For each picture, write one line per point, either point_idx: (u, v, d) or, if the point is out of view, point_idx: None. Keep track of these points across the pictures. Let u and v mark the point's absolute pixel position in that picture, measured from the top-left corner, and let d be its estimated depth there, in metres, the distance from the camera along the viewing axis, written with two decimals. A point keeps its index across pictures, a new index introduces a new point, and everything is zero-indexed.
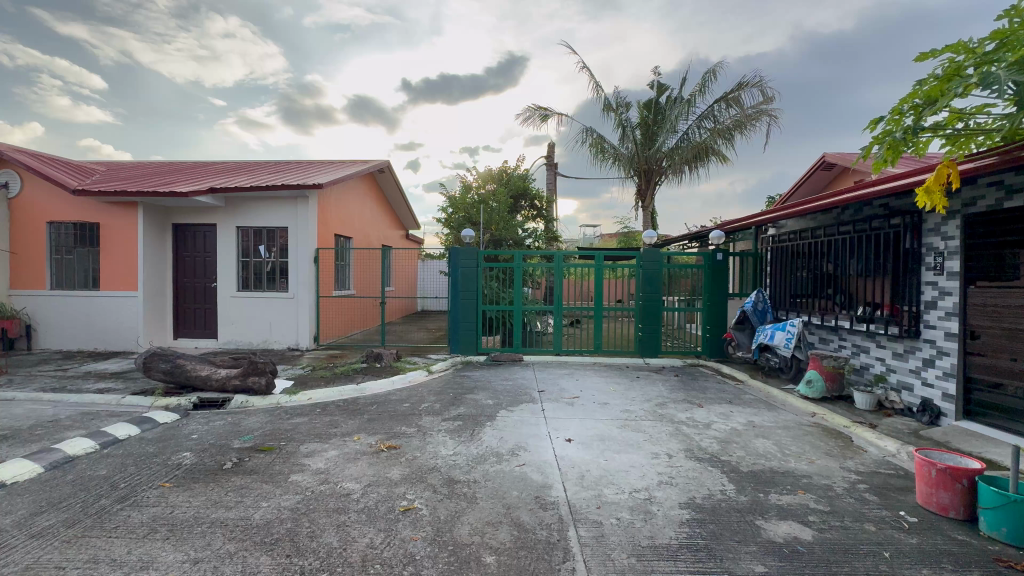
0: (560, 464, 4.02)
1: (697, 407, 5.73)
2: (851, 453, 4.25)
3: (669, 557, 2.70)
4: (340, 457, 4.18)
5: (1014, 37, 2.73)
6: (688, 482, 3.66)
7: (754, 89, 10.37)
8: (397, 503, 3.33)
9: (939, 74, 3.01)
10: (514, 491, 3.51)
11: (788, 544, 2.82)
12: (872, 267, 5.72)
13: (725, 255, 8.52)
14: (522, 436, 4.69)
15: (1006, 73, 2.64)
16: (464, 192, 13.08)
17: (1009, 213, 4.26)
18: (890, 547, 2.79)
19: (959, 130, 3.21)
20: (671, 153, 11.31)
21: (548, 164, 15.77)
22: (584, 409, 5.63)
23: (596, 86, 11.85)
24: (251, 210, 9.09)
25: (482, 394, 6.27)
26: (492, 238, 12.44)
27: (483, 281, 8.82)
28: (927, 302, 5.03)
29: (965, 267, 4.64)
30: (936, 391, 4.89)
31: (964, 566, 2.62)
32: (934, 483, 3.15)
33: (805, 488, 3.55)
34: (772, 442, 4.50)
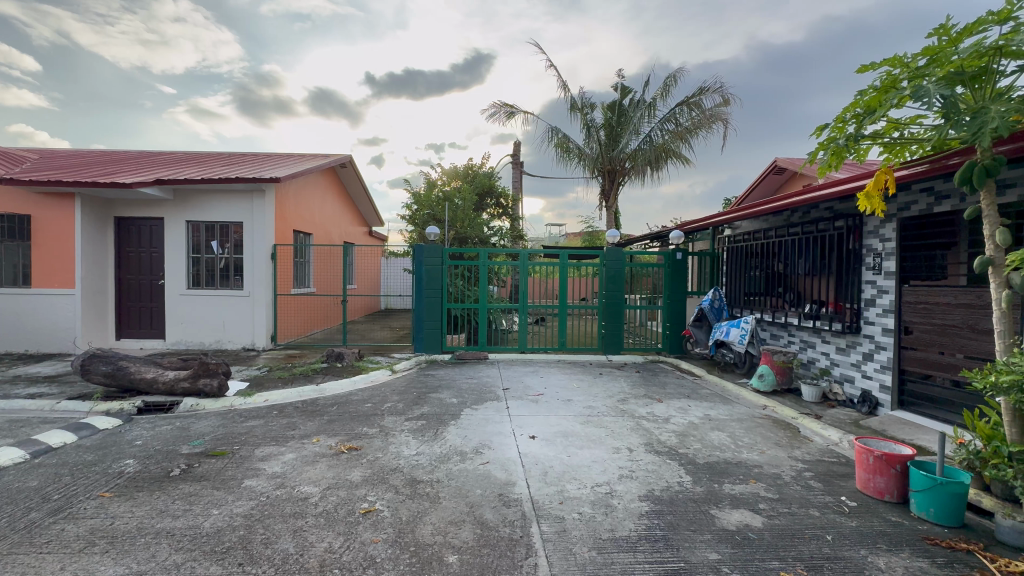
0: (524, 461, 4.04)
1: (656, 402, 5.90)
2: (798, 442, 4.49)
3: (629, 549, 2.77)
4: (298, 460, 4.05)
5: (942, 53, 2.93)
6: (648, 475, 3.76)
7: (714, 94, 10.75)
8: (357, 505, 3.25)
9: (878, 85, 3.20)
10: (477, 489, 3.50)
11: (740, 532, 2.95)
12: (819, 267, 6.04)
13: (684, 254, 8.80)
14: (486, 434, 4.68)
15: (935, 88, 2.84)
16: (429, 188, 12.93)
17: (939, 217, 4.59)
18: (832, 530, 2.97)
19: (896, 138, 3.43)
20: (634, 154, 11.56)
21: (514, 162, 15.79)
22: (547, 406, 5.68)
23: (561, 86, 11.95)
24: (203, 203, 8.64)
25: (446, 393, 6.22)
26: (457, 235, 12.32)
27: (449, 279, 8.77)
28: (867, 300, 5.36)
29: (901, 267, 4.97)
30: (874, 383, 5.23)
31: (896, 545, 2.81)
32: (871, 469, 3.37)
33: (756, 477, 3.73)
34: (726, 434, 4.69)
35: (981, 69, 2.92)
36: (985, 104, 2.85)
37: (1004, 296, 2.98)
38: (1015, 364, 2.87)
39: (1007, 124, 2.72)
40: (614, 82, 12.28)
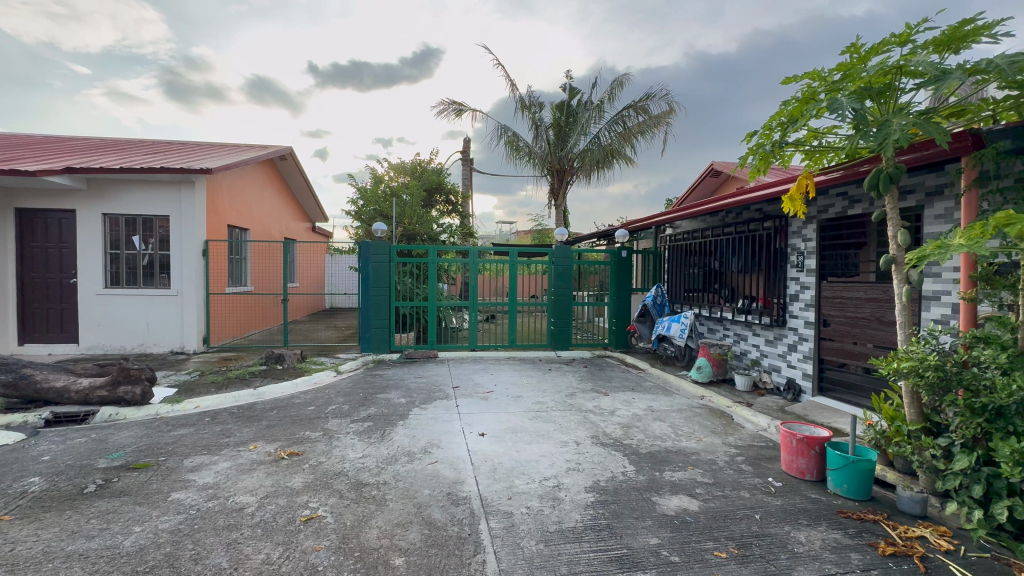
0: (473, 459, 4.04)
1: (603, 395, 6.08)
2: (732, 429, 4.79)
3: (575, 539, 2.84)
4: (233, 468, 3.82)
5: (854, 69, 3.21)
6: (594, 467, 3.87)
7: (660, 100, 11.15)
8: (298, 512, 3.12)
9: (799, 96, 3.45)
10: (425, 490, 3.45)
11: (679, 516, 3.11)
12: (751, 265, 6.47)
13: (629, 252, 9.14)
14: (435, 434, 4.63)
15: (847, 101, 3.10)
16: (375, 184, 12.56)
17: (852, 219, 5.03)
18: (760, 509, 3.19)
19: (815, 146, 3.72)
20: (582, 154, 11.84)
21: (464, 159, 15.65)
22: (497, 403, 5.69)
23: (511, 84, 11.98)
24: (122, 195, 7.94)
25: (394, 394, 6.08)
26: (405, 232, 12.03)
27: (397, 277, 8.59)
28: (792, 295, 5.80)
29: (820, 265, 5.42)
30: (798, 372, 5.67)
31: (815, 519, 3.06)
32: (794, 451, 3.65)
33: (693, 464, 3.94)
34: (667, 424, 4.92)
35: (886, 85, 3.21)
36: (889, 118, 3.15)
37: (904, 291, 3.31)
38: (912, 351, 3.20)
39: (907, 136, 3.02)
40: (563, 83, 12.47)
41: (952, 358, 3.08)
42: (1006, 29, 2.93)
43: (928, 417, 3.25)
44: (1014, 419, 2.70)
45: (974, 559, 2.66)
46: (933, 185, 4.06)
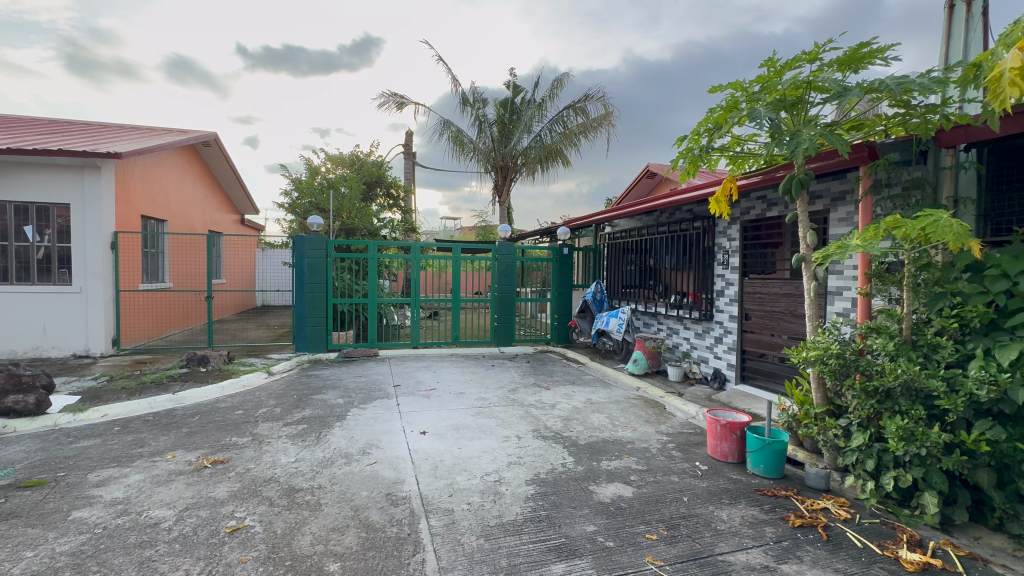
0: (414, 457, 3.98)
1: (544, 389, 6.20)
2: (664, 418, 5.06)
3: (515, 532, 2.87)
4: (147, 481, 3.51)
5: (771, 82, 3.46)
6: (534, 460, 3.94)
7: (598, 102, 11.44)
8: (223, 524, 2.92)
9: (723, 105, 3.69)
10: (363, 492, 3.36)
11: (614, 503, 3.24)
12: (683, 262, 6.84)
13: (570, 249, 9.31)
14: (374, 434, 4.50)
15: (764, 111, 3.35)
16: (310, 175, 11.96)
17: (770, 220, 5.45)
18: (687, 492, 3.40)
19: (738, 152, 4.00)
20: (525, 152, 11.95)
21: (406, 153, 15.27)
22: (439, 400, 5.65)
23: (453, 79, 11.85)
24: (11, 178, 7.02)
25: (331, 394, 5.86)
26: (343, 227, 11.58)
27: (334, 273, 8.26)
28: (718, 290, 6.20)
29: (743, 263, 5.83)
30: (723, 362, 6.08)
31: (735, 498, 3.31)
32: (718, 436, 3.92)
33: (628, 452, 4.12)
34: (605, 416, 5.11)
35: (798, 99, 3.51)
36: (799, 128, 3.44)
37: (811, 287, 3.65)
38: (818, 341, 3.54)
39: (814, 146, 3.31)
40: (507, 80, 12.51)
41: (851, 347, 3.43)
42: (895, 53, 3.29)
43: (831, 400, 3.59)
44: (899, 399, 3.05)
45: (866, 524, 2.99)
46: (837, 191, 4.49)
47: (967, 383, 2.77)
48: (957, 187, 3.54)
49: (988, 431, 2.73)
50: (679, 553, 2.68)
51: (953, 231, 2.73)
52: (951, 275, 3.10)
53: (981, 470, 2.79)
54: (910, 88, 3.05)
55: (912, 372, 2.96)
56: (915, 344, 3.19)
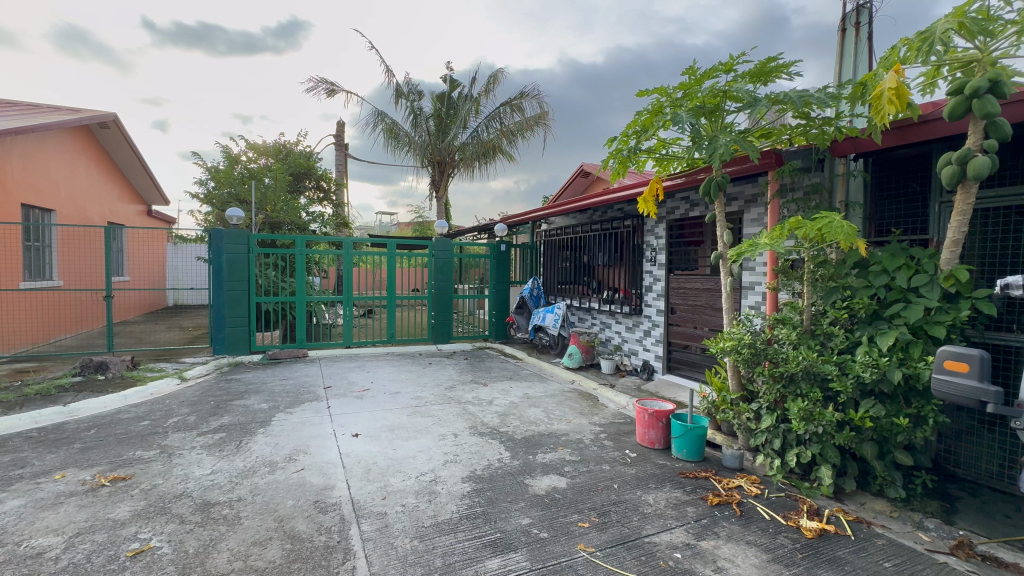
0: (345, 461, 3.82)
1: (482, 386, 6.20)
2: (597, 409, 5.26)
3: (450, 531, 2.85)
4: (30, 505, 3.09)
5: (692, 89, 3.66)
6: (471, 457, 3.93)
7: (534, 101, 11.50)
8: (123, 547, 2.64)
9: (650, 109, 3.85)
10: (289, 501, 3.17)
11: (548, 494, 3.31)
12: (614, 259, 7.13)
13: (507, 246, 9.33)
14: (302, 439, 4.27)
15: (686, 116, 3.55)
16: (229, 164, 11.05)
17: (693, 220, 5.82)
18: (618, 479, 3.54)
19: (663, 155, 4.21)
20: (462, 148, 11.86)
21: (338, 144, 14.57)
22: (373, 401, 5.47)
23: (388, 69, 11.47)
24: None
25: (254, 399, 5.48)
26: (267, 220, 10.81)
27: (258, 268, 7.73)
28: (646, 286, 6.52)
29: (669, 260, 6.16)
30: (652, 354, 6.41)
31: (661, 482, 3.50)
32: (646, 424, 4.13)
33: (563, 444, 4.22)
34: (541, 410, 5.20)
35: (715, 106, 3.75)
36: (717, 134, 3.69)
37: (727, 282, 3.93)
38: (733, 333, 3.83)
39: (729, 151, 3.56)
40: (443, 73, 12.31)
41: (761, 338, 3.72)
42: (798, 69, 3.61)
43: (744, 386, 3.88)
44: (801, 383, 3.36)
45: (774, 498, 3.28)
46: (749, 194, 4.86)
47: (855, 367, 3.11)
48: (848, 192, 3.96)
49: (871, 409, 3.09)
50: (609, 538, 2.79)
51: (844, 232, 3.05)
52: (842, 271, 3.46)
53: (866, 443, 3.16)
54: (810, 101, 3.36)
55: (811, 359, 3.28)
56: (814, 333, 3.53)
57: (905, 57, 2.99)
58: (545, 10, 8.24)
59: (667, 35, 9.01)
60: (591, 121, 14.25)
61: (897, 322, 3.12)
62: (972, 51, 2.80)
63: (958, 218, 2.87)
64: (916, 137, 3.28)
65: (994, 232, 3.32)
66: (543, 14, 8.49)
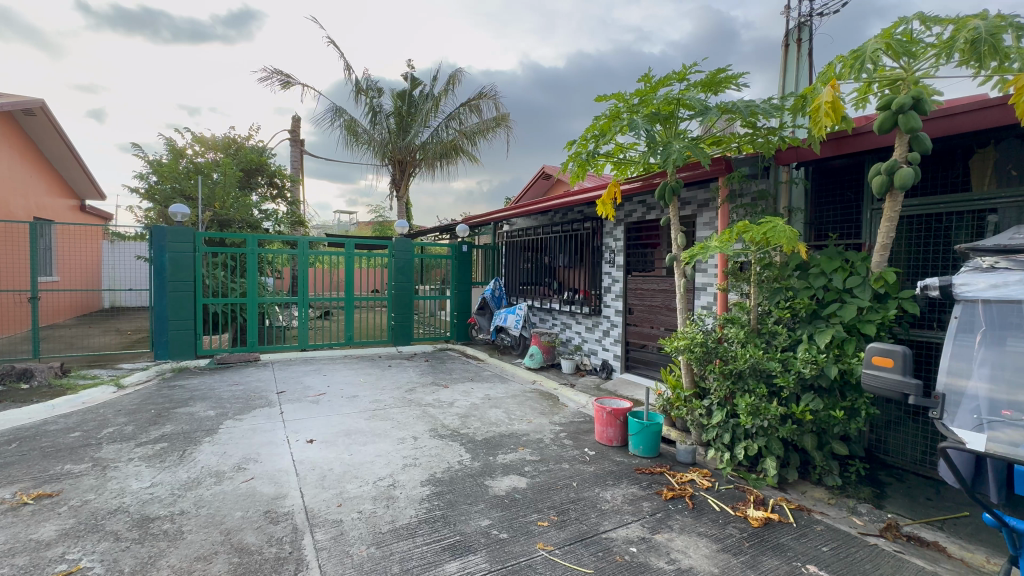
0: (298, 469, 3.68)
1: (442, 388, 6.13)
2: (557, 409, 5.32)
3: (408, 536, 2.80)
4: None
5: (648, 96, 3.76)
6: (430, 460, 3.88)
7: (491, 101, 11.50)
8: (48, 570, 2.43)
9: (607, 114, 3.93)
10: (237, 512, 3.03)
11: (508, 495, 3.32)
12: (574, 261, 7.25)
13: (469, 247, 9.26)
14: (252, 447, 4.08)
15: (642, 123, 3.66)
16: (173, 158, 10.42)
17: (649, 223, 6.00)
18: (577, 477, 3.60)
19: (621, 159, 4.32)
20: (423, 147, 11.72)
21: (293, 139, 14.04)
22: (330, 405, 5.30)
23: (346, 64, 11.18)
24: None
25: (200, 406, 5.20)
26: (215, 217, 10.27)
27: (204, 269, 7.33)
28: (605, 287, 6.67)
29: (627, 261, 6.33)
30: (610, 353, 6.55)
31: (619, 479, 3.58)
32: (604, 422, 4.21)
33: (523, 444, 4.24)
34: (502, 410, 5.21)
35: (669, 114, 3.87)
36: (670, 140, 3.83)
37: (681, 283, 4.07)
38: (686, 332, 3.97)
39: (682, 157, 3.70)
40: (404, 71, 12.12)
41: (712, 336, 3.88)
42: (745, 81, 3.79)
43: (697, 383, 4.03)
44: (748, 380, 3.52)
45: (724, 490, 3.43)
46: (702, 199, 5.06)
47: (796, 363, 3.30)
48: (791, 198, 4.19)
49: (811, 403, 3.28)
50: (567, 535, 2.83)
51: (786, 236, 3.23)
52: (785, 273, 3.66)
53: (806, 435, 3.35)
54: (756, 111, 3.53)
55: (757, 356, 3.45)
56: (760, 331, 3.72)
57: (840, 73, 3.19)
58: (508, 12, 8.25)
59: (626, 42, 9.25)
60: (552, 124, 14.41)
61: (834, 321, 3.34)
62: (898, 70, 3.03)
63: (886, 224, 3.10)
64: (851, 147, 3.51)
65: (917, 238, 3.61)
66: (506, 16, 8.50)
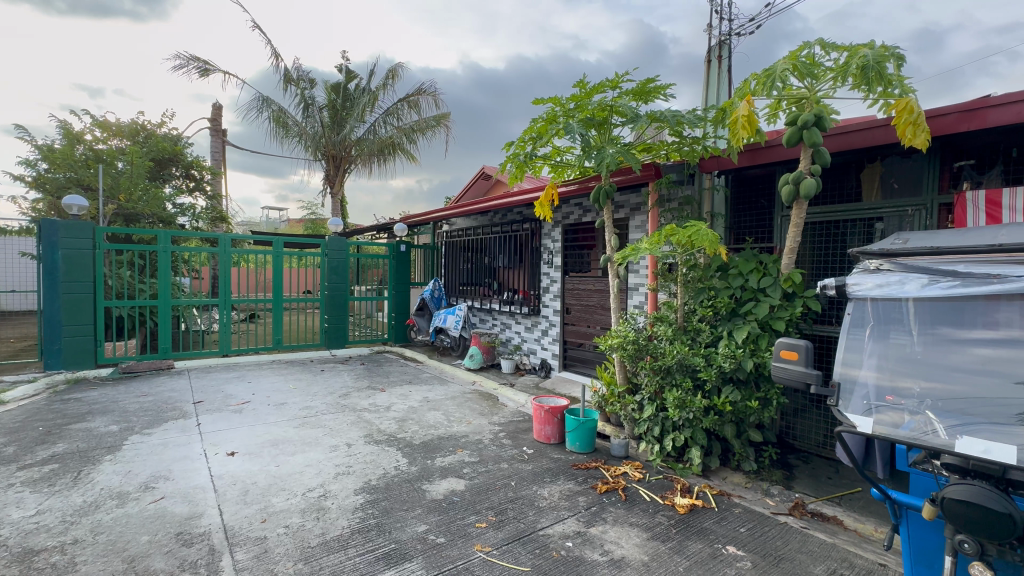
0: (217, 484, 3.41)
1: (379, 392, 5.93)
2: (497, 409, 5.33)
3: (340, 548, 2.68)
4: None
5: (583, 101, 3.85)
6: (365, 467, 3.74)
7: (431, 99, 11.28)
8: None
9: (544, 117, 3.97)
10: (143, 536, 2.74)
11: (446, 498, 3.27)
12: (514, 261, 7.30)
13: (408, 246, 9.05)
14: (163, 463, 3.72)
15: (577, 127, 3.75)
16: (67, 143, 9.26)
17: (586, 225, 6.18)
18: (515, 476, 3.62)
19: (558, 162, 4.41)
20: (359, 142, 11.30)
21: (213, 129, 13.00)
22: (255, 414, 4.95)
23: (273, 51, 10.52)
24: None
25: (101, 420, 4.66)
26: (120, 211, 9.25)
27: (105, 268, 6.58)
28: (543, 287, 6.78)
29: (564, 262, 6.47)
30: (549, 352, 6.67)
31: (555, 476, 3.65)
32: (542, 420, 4.27)
33: (462, 446, 4.21)
34: (441, 412, 5.14)
35: (603, 120, 3.99)
36: (604, 145, 3.96)
37: (615, 283, 4.22)
38: (619, 330, 4.13)
39: (615, 162, 3.84)
40: (338, 62, 11.64)
41: (643, 334, 4.05)
42: (672, 92, 4.00)
43: (630, 379, 4.20)
44: (676, 375, 3.72)
45: (654, 480, 3.59)
46: (634, 203, 5.28)
47: (717, 358, 3.53)
48: (713, 204, 4.48)
49: (730, 394, 3.53)
50: (505, 535, 2.83)
51: (709, 239, 3.44)
52: (708, 274, 3.91)
53: (727, 425, 3.59)
54: (682, 121, 3.74)
55: (683, 352, 3.65)
56: (686, 329, 3.94)
57: (754, 90, 3.44)
58: (447, 10, 8.15)
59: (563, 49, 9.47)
60: (492, 125, 14.44)
61: (750, 318, 3.61)
62: (803, 89, 3.34)
63: (794, 230, 3.40)
64: (764, 158, 3.82)
65: (819, 242, 3.99)
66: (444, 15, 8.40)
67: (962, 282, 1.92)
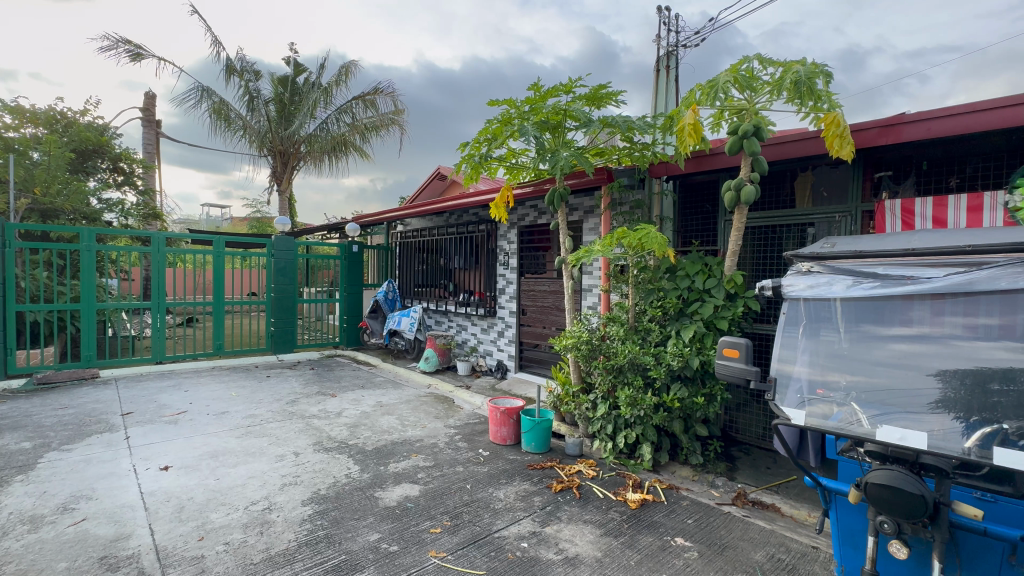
0: (148, 502, 3.16)
1: (329, 397, 5.71)
2: (452, 411, 5.27)
3: (286, 563, 2.55)
4: None
5: (537, 104, 3.88)
6: (314, 476, 3.59)
7: (388, 98, 11.02)
8: None
9: (499, 118, 3.98)
10: (61, 563, 2.50)
11: (400, 505, 3.19)
12: (470, 262, 7.26)
13: (360, 247, 8.79)
14: (85, 482, 3.41)
15: (532, 129, 3.78)
16: None
17: (541, 227, 6.25)
18: (471, 479, 3.59)
19: (513, 164, 4.43)
20: (310, 139, 10.87)
21: (145, 119, 12.09)
22: (192, 425, 4.64)
23: (214, 40, 9.91)
24: None
25: (10, 437, 4.20)
26: (35, 206, 8.40)
27: (17, 268, 5.94)
28: (499, 289, 6.78)
29: (520, 263, 6.50)
30: (505, 353, 6.68)
31: (511, 477, 3.65)
32: (498, 422, 4.27)
33: (417, 451, 4.13)
34: (395, 417, 5.01)
35: (558, 123, 4.04)
36: (558, 149, 4.01)
37: (569, 284, 4.29)
38: (573, 330, 4.20)
39: (569, 165, 3.90)
40: (287, 55, 11.15)
41: (597, 334, 4.13)
42: (623, 99, 4.11)
43: (584, 379, 4.28)
44: (628, 373, 3.82)
45: (607, 477, 3.67)
46: (588, 206, 5.39)
47: (666, 356, 3.65)
48: (662, 208, 4.65)
49: (678, 391, 3.66)
50: (460, 540, 2.80)
51: (658, 241, 3.56)
52: (657, 275, 4.05)
53: (675, 421, 3.73)
54: (633, 127, 3.85)
55: (634, 352, 3.76)
56: (638, 328, 4.06)
57: (699, 99, 3.59)
58: None
59: None
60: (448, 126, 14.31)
61: (696, 317, 3.77)
62: (744, 101, 3.52)
63: (736, 233, 3.58)
64: (708, 165, 4.01)
65: (758, 245, 4.23)
66: None
67: (882, 283, 2.09)
